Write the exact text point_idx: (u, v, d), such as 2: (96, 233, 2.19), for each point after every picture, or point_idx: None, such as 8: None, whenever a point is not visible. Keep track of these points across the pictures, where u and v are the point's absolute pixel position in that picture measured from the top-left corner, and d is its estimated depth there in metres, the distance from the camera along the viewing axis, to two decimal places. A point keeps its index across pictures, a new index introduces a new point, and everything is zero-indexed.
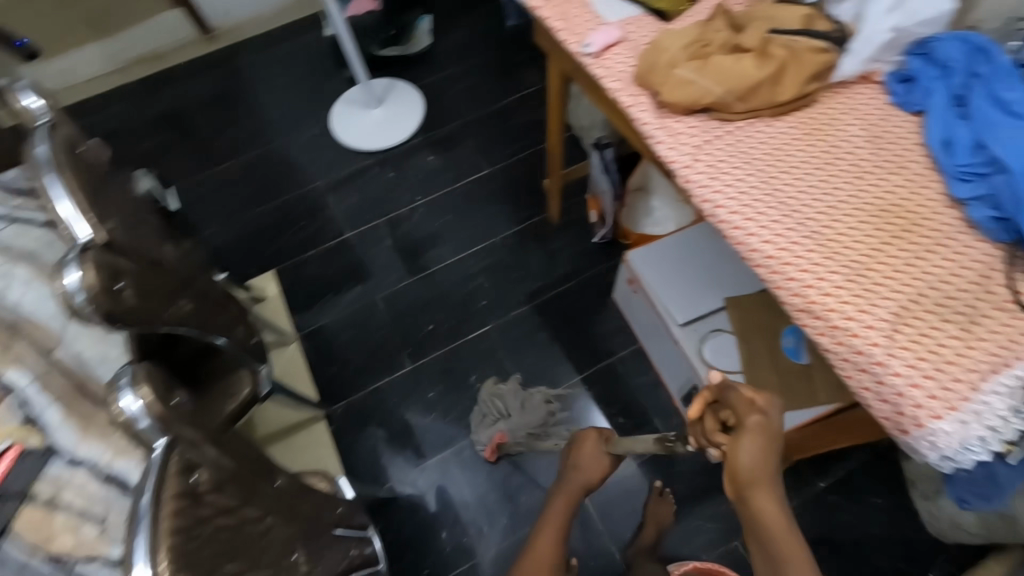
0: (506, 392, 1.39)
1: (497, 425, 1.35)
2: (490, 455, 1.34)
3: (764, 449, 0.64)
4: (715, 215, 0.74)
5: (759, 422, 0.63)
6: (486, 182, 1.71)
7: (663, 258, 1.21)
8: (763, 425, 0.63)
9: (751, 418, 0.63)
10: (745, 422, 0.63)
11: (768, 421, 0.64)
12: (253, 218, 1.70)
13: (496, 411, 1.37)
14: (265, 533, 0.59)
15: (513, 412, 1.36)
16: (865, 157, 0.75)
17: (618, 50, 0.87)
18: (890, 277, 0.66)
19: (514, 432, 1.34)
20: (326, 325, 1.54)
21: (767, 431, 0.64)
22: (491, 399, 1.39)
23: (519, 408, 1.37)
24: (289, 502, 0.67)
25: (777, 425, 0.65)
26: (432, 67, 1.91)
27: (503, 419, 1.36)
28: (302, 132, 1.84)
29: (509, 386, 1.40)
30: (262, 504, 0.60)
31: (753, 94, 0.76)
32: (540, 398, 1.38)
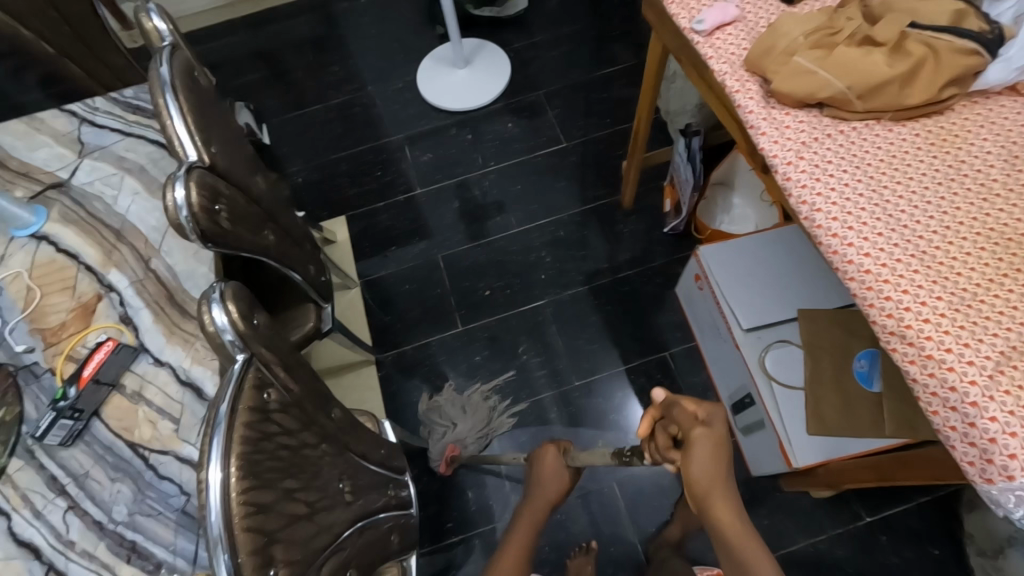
0: (439, 407, 1.39)
1: (446, 439, 1.35)
2: (446, 470, 1.32)
3: (714, 458, 0.63)
4: (811, 219, 0.69)
5: (704, 435, 0.62)
6: (561, 156, 1.68)
7: (736, 259, 1.15)
8: (710, 438, 0.62)
9: (698, 433, 0.61)
10: (692, 437, 0.61)
11: (713, 431, 0.62)
12: (332, 163, 1.76)
13: (441, 424, 1.37)
14: (320, 457, 0.63)
15: (457, 424, 1.36)
16: (997, 178, 0.67)
17: (731, 31, 0.82)
18: (1003, 313, 0.60)
19: (464, 440, 1.35)
20: (388, 276, 1.58)
21: (714, 441, 0.62)
22: (432, 414, 1.38)
23: (461, 415, 1.37)
24: (341, 435, 0.71)
25: (723, 434, 0.63)
26: (524, 32, 1.88)
27: (450, 431, 1.36)
28: (389, 83, 1.86)
29: (444, 397, 1.40)
30: (318, 432, 0.63)
31: (877, 93, 0.70)
32: (475, 400, 1.39)
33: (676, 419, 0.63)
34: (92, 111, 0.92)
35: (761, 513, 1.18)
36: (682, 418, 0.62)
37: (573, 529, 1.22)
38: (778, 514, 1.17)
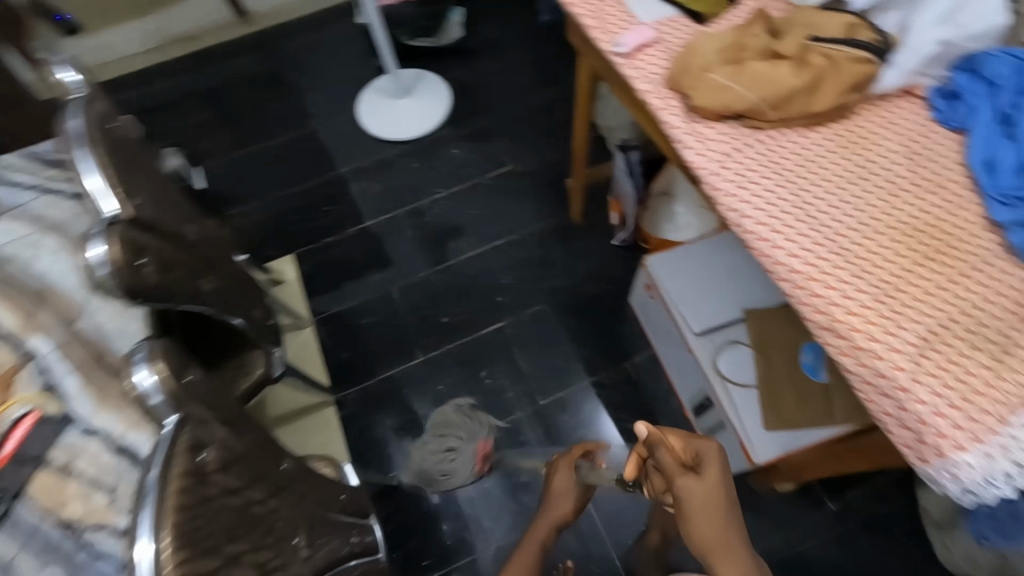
0: (422, 438, 1.22)
1: (467, 447, 1.18)
2: (479, 471, 1.20)
3: (710, 514, 0.58)
4: (741, 225, 0.72)
5: (691, 485, 0.58)
6: (509, 177, 1.70)
7: (683, 266, 1.19)
8: (698, 489, 0.58)
9: (683, 483, 0.58)
10: (677, 487, 0.58)
11: (702, 480, 0.59)
12: (277, 201, 1.72)
13: (435, 456, 1.19)
14: (270, 513, 0.60)
15: (456, 445, 1.19)
16: (902, 174, 0.72)
17: (650, 51, 0.85)
18: (921, 301, 0.63)
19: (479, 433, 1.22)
20: (343, 311, 1.55)
21: (703, 494, 0.58)
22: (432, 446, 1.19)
23: (454, 423, 1.22)
24: (294, 486, 0.68)
25: (714, 484, 0.59)
26: (463, 60, 1.91)
27: (462, 442, 1.19)
28: (331, 118, 1.85)
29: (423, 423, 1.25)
30: (266, 487, 0.60)
31: (788, 103, 0.74)
32: (455, 415, 1.25)
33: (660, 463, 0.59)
34: (4, 169, 0.87)
35: None
36: (666, 463, 0.59)
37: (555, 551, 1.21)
38: (751, 513, 1.19)
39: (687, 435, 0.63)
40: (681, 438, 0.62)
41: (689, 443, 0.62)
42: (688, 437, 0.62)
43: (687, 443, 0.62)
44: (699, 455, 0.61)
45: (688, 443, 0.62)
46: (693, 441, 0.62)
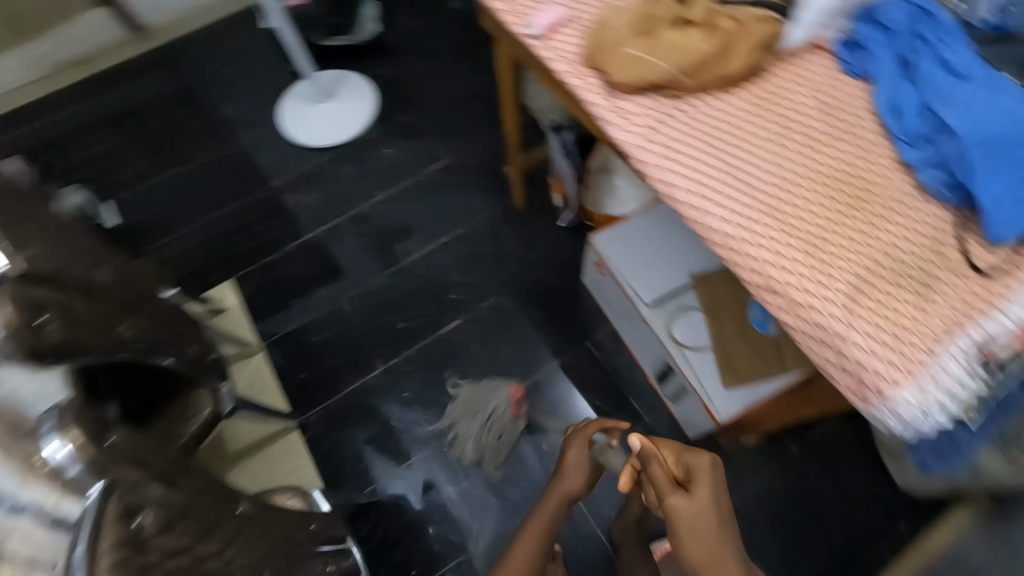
0: (460, 414, 1.35)
1: (502, 396, 1.36)
2: (518, 413, 1.35)
3: (699, 533, 0.61)
4: (672, 197, 0.72)
5: (679, 500, 0.62)
6: (448, 171, 1.66)
7: (629, 240, 1.19)
8: (684, 504, 0.62)
9: (672, 496, 0.62)
10: (665, 500, 0.62)
11: (691, 498, 0.62)
12: (206, 226, 1.62)
13: (478, 425, 1.33)
14: (226, 566, 0.58)
15: (493, 406, 1.34)
16: (818, 127, 0.74)
17: (564, 30, 0.84)
18: (848, 249, 0.65)
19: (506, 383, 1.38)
20: (294, 331, 1.49)
21: (692, 510, 0.61)
22: (468, 418, 1.35)
23: (481, 390, 1.38)
24: (253, 530, 0.64)
25: (704, 502, 0.62)
26: (383, 54, 1.84)
27: (496, 395, 1.36)
28: (253, 131, 1.76)
29: (456, 400, 1.38)
30: (222, 537, 0.59)
31: (702, 69, 0.75)
32: (482, 384, 1.39)
33: (653, 475, 0.63)
34: None
35: None
36: (657, 475, 0.63)
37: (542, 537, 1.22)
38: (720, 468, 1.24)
39: (682, 450, 0.68)
40: (675, 454, 0.67)
41: (682, 458, 0.67)
42: (682, 453, 0.67)
43: (681, 459, 0.67)
44: (692, 470, 0.65)
45: (682, 459, 0.67)
46: (687, 457, 0.66)
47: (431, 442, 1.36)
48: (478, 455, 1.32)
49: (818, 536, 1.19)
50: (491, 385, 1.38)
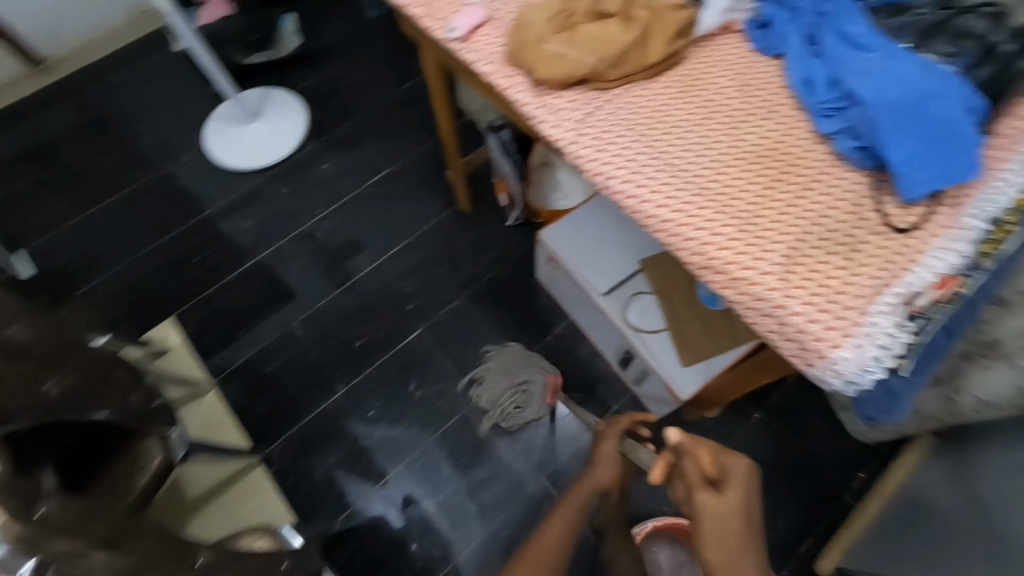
0: (492, 376, 1.37)
1: (541, 380, 1.35)
2: (552, 402, 1.34)
3: (725, 533, 0.59)
4: (609, 187, 0.73)
5: (707, 498, 0.60)
6: (390, 181, 1.63)
7: (575, 232, 1.21)
8: (712, 502, 0.60)
9: (701, 490, 0.60)
10: (694, 493, 0.61)
11: (721, 497, 0.60)
12: (138, 264, 1.53)
13: (506, 390, 1.35)
14: None
15: (526, 378, 1.35)
16: (738, 106, 0.76)
17: (485, 31, 0.83)
18: (778, 221, 0.68)
19: (548, 370, 1.37)
20: (247, 364, 1.43)
21: (720, 510, 0.60)
22: (498, 395, 1.35)
23: (522, 369, 1.37)
24: None
25: (735, 503, 0.60)
26: (309, 68, 1.79)
27: (534, 379, 1.35)
28: (178, 159, 1.67)
29: (490, 362, 1.39)
30: None
31: (623, 59, 0.76)
32: (522, 354, 1.40)
33: (685, 469, 0.62)
34: None
35: None
36: (689, 467, 0.61)
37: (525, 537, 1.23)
38: None
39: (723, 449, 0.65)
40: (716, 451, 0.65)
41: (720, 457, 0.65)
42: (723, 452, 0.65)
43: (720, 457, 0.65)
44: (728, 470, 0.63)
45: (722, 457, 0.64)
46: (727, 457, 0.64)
47: (403, 458, 1.33)
48: (494, 419, 1.34)
49: (787, 495, 1.23)
50: (529, 367, 1.37)
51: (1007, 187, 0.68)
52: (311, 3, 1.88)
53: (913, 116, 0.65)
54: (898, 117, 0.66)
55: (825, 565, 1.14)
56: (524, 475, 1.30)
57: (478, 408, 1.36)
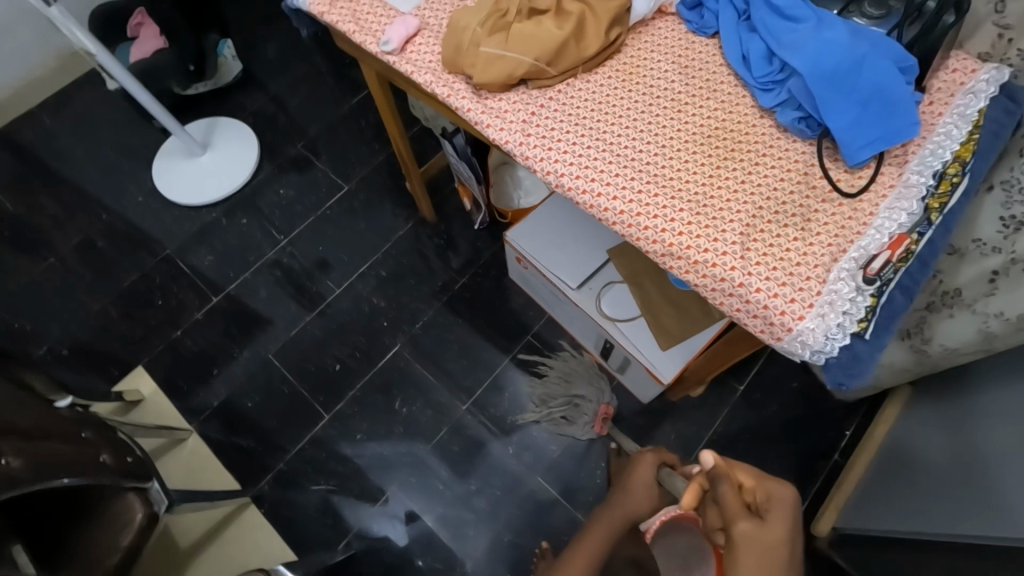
0: (552, 377, 1.36)
1: (594, 402, 1.31)
2: (600, 431, 1.29)
3: (766, 570, 0.50)
4: (562, 185, 0.73)
5: (747, 529, 0.52)
6: (350, 197, 1.60)
7: (541, 230, 1.20)
8: (753, 534, 0.52)
9: (742, 523, 0.52)
10: (734, 527, 0.52)
11: (762, 527, 0.52)
12: (98, 314, 1.48)
13: (561, 397, 1.33)
14: None
15: (582, 394, 1.32)
16: (680, 88, 0.76)
17: (420, 40, 0.82)
18: (730, 200, 0.68)
19: (606, 398, 1.32)
20: (224, 401, 1.39)
21: (762, 543, 0.51)
22: (546, 400, 1.34)
23: (578, 386, 1.33)
24: None
25: (777, 535, 0.52)
26: (253, 93, 1.75)
27: (588, 399, 1.32)
28: (127, 200, 1.62)
29: (557, 362, 1.38)
30: None
31: (561, 55, 0.75)
32: (591, 369, 1.36)
33: (723, 496, 0.54)
34: None
35: (664, 430, 1.30)
36: (728, 494, 0.54)
37: (525, 538, 1.25)
38: (677, 422, 1.30)
39: (761, 474, 0.58)
40: (755, 477, 0.57)
41: (760, 485, 0.57)
42: (762, 478, 0.57)
43: (759, 485, 0.57)
44: (768, 499, 0.56)
45: (761, 486, 0.57)
46: (768, 485, 0.57)
47: (396, 474, 1.31)
48: (537, 418, 1.33)
49: (776, 463, 1.25)
50: (587, 388, 1.33)
51: (945, 142, 0.69)
52: (248, 25, 1.83)
53: (846, 84, 0.67)
54: (832, 86, 0.67)
55: (821, 527, 1.15)
56: (519, 479, 1.29)
57: (485, 400, 1.36)
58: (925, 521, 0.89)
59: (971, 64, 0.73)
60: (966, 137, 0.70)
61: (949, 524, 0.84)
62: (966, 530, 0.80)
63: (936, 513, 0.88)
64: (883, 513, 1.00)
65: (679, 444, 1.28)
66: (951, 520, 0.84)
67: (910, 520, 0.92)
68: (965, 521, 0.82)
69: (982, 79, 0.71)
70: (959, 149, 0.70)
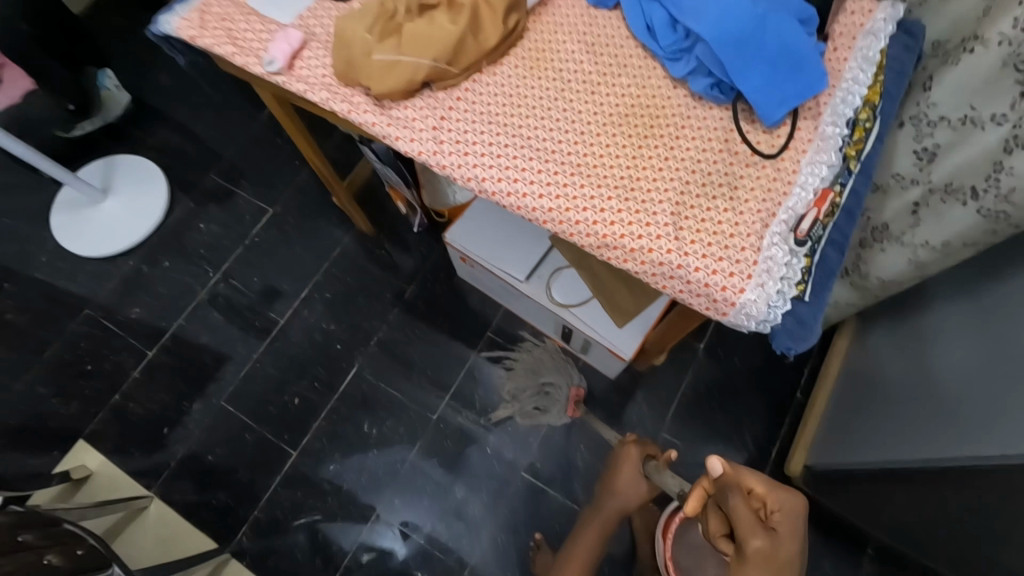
0: (519, 371, 1.34)
1: (564, 386, 1.31)
2: (574, 414, 1.29)
3: None
4: (485, 190, 0.69)
5: (759, 543, 0.55)
6: (279, 221, 1.51)
7: (481, 227, 1.17)
8: (764, 549, 0.55)
9: (754, 538, 0.55)
10: (746, 542, 0.55)
11: (773, 541, 0.56)
12: (21, 395, 1.35)
13: (531, 388, 1.32)
14: None
15: (551, 380, 1.32)
16: (589, 69, 0.74)
17: (308, 53, 0.75)
18: (655, 179, 0.67)
19: (575, 378, 1.32)
20: (184, 460, 1.31)
21: (773, 557, 0.55)
22: (517, 393, 1.33)
23: (547, 372, 1.32)
24: None
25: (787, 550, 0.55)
26: (149, 125, 1.61)
27: (559, 383, 1.31)
28: (29, 265, 1.47)
29: (521, 354, 1.36)
30: None
31: (461, 51, 0.71)
32: (556, 353, 1.35)
33: (734, 507, 0.58)
34: None
35: (637, 400, 1.31)
36: (739, 505, 0.57)
37: (520, 534, 1.24)
38: (647, 391, 1.31)
39: (771, 484, 0.62)
40: (765, 487, 0.61)
41: (771, 494, 0.61)
42: (772, 488, 0.61)
43: (769, 495, 0.61)
44: (779, 509, 0.60)
45: (771, 495, 0.60)
46: (778, 496, 0.60)
47: (381, 498, 1.28)
48: (512, 413, 1.31)
49: (746, 412, 1.29)
50: (555, 374, 1.32)
51: (854, 88, 0.69)
52: (129, 49, 1.66)
53: (753, 44, 0.65)
54: (738, 46, 0.65)
55: (794, 467, 1.18)
56: (505, 478, 1.28)
57: (458, 405, 1.33)
58: (892, 450, 0.92)
59: (868, 4, 0.73)
60: (872, 80, 0.71)
61: (914, 450, 0.87)
62: (931, 455, 0.84)
63: (903, 441, 0.90)
64: (855, 444, 1.02)
65: (653, 412, 1.30)
66: (916, 445, 0.87)
67: (877, 451, 0.95)
68: (928, 444, 0.85)
69: (880, 18, 0.72)
70: (867, 93, 0.70)
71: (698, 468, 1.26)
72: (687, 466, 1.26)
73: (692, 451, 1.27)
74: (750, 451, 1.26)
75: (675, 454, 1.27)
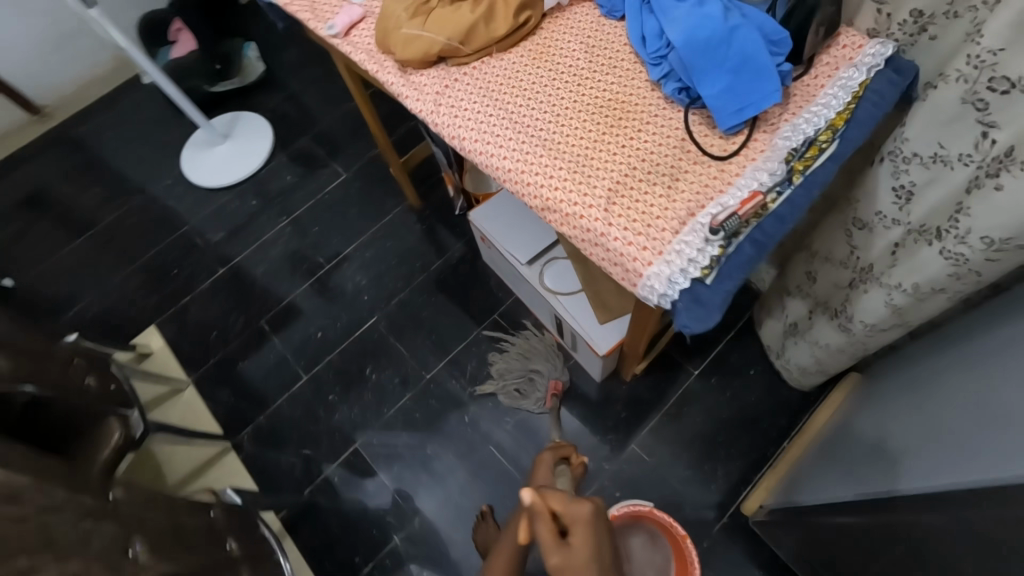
0: (511, 354, 1.42)
1: (545, 377, 1.37)
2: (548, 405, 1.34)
3: None
4: (464, 148, 0.81)
5: (557, 561, 0.55)
6: (347, 184, 1.74)
7: (501, 212, 1.29)
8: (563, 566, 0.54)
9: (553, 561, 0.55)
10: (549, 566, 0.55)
11: (570, 557, 0.55)
12: (126, 279, 1.68)
13: (518, 371, 1.39)
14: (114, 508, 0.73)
15: (538, 368, 1.38)
16: (582, 65, 0.84)
17: (362, 26, 0.93)
18: (607, 160, 0.75)
19: (557, 372, 1.37)
20: (221, 362, 1.55)
21: None
22: (503, 375, 1.40)
23: (533, 360, 1.39)
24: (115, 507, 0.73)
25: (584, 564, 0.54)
26: (272, 91, 1.94)
27: (541, 373, 1.38)
28: (159, 181, 1.83)
29: (518, 339, 1.44)
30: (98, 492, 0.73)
31: (472, 35, 0.84)
32: (550, 346, 1.41)
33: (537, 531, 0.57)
34: None
35: (618, 409, 1.33)
36: (542, 527, 0.56)
37: (474, 501, 1.30)
38: (629, 402, 1.33)
39: (571, 497, 0.59)
40: (564, 503, 0.58)
41: (569, 509, 0.58)
42: (570, 502, 0.58)
43: (568, 509, 0.58)
44: (576, 521, 0.57)
45: (568, 511, 0.57)
46: (575, 507, 0.57)
47: (362, 435, 1.41)
48: (495, 390, 1.39)
49: (724, 447, 1.26)
50: (541, 363, 1.38)
51: (820, 111, 0.73)
52: (274, 31, 2.03)
53: (719, 52, 0.71)
54: (703, 55, 0.72)
55: (750, 505, 1.16)
56: (474, 445, 1.35)
57: (451, 370, 1.44)
58: (836, 491, 0.89)
59: (859, 40, 0.76)
60: (843, 107, 0.73)
61: (849, 491, 0.85)
62: (856, 496, 0.83)
63: (848, 482, 0.88)
64: (809, 486, 0.99)
65: (628, 423, 1.31)
66: (853, 486, 0.86)
67: (822, 492, 0.93)
68: (863, 485, 0.83)
69: (868, 53, 0.74)
70: (833, 118, 0.73)
71: (659, 488, 1.24)
72: (649, 484, 1.25)
73: (660, 469, 1.26)
74: (720, 484, 1.23)
75: (642, 467, 1.27)
